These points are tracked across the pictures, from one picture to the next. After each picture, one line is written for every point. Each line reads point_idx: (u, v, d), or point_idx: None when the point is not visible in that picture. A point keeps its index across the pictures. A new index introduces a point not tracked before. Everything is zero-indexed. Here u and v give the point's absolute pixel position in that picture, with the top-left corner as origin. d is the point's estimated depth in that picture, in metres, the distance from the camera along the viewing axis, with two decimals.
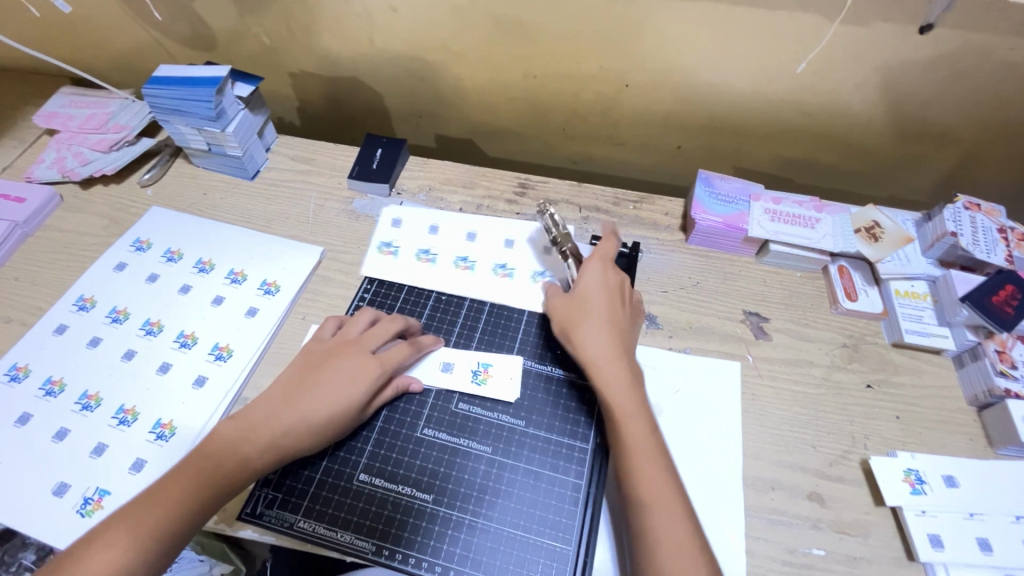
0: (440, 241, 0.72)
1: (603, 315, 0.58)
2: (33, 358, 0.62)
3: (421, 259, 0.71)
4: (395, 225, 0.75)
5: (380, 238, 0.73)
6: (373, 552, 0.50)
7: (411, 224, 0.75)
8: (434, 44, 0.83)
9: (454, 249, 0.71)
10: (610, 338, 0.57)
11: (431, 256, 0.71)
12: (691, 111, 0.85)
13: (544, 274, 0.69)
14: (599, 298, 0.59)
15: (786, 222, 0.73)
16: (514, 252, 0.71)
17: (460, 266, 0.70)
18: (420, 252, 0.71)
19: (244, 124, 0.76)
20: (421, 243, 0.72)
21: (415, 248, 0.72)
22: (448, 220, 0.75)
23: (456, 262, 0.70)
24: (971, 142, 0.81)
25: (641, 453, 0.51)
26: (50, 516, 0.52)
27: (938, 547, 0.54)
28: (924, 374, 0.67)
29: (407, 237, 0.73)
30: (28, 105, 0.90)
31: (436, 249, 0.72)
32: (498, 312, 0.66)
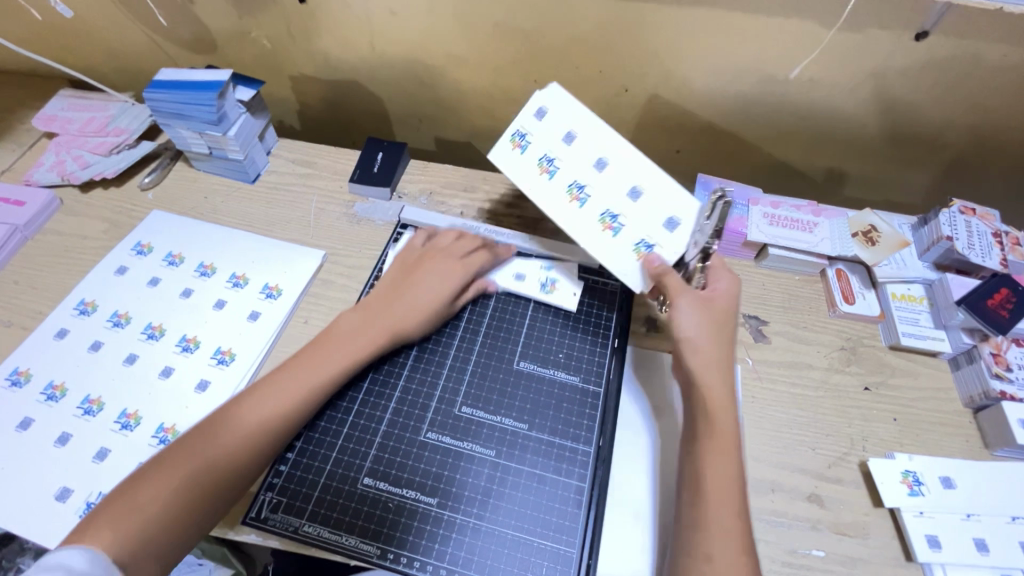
0: (573, 154, 0.63)
1: (722, 330, 0.57)
2: (34, 362, 0.62)
3: (541, 166, 0.64)
4: (540, 114, 0.64)
5: (516, 125, 0.65)
6: (378, 555, 0.50)
7: (557, 107, 0.64)
8: (435, 48, 0.83)
9: (580, 171, 0.63)
10: (720, 354, 0.56)
11: (552, 168, 0.63)
12: (690, 116, 0.86)
13: (649, 245, 0.60)
14: (723, 311, 0.57)
15: (785, 225, 0.74)
16: (637, 205, 0.61)
17: (573, 194, 0.63)
18: (547, 158, 0.63)
19: (245, 128, 0.76)
20: (557, 145, 0.64)
21: (542, 149, 0.64)
22: (592, 137, 0.63)
23: (569, 190, 0.63)
24: (965, 146, 0.82)
25: (722, 478, 0.50)
26: (53, 521, 0.52)
27: (936, 547, 0.55)
28: (921, 377, 0.68)
29: (542, 135, 0.64)
30: (27, 108, 0.89)
31: (562, 163, 0.63)
32: (503, 305, 0.67)
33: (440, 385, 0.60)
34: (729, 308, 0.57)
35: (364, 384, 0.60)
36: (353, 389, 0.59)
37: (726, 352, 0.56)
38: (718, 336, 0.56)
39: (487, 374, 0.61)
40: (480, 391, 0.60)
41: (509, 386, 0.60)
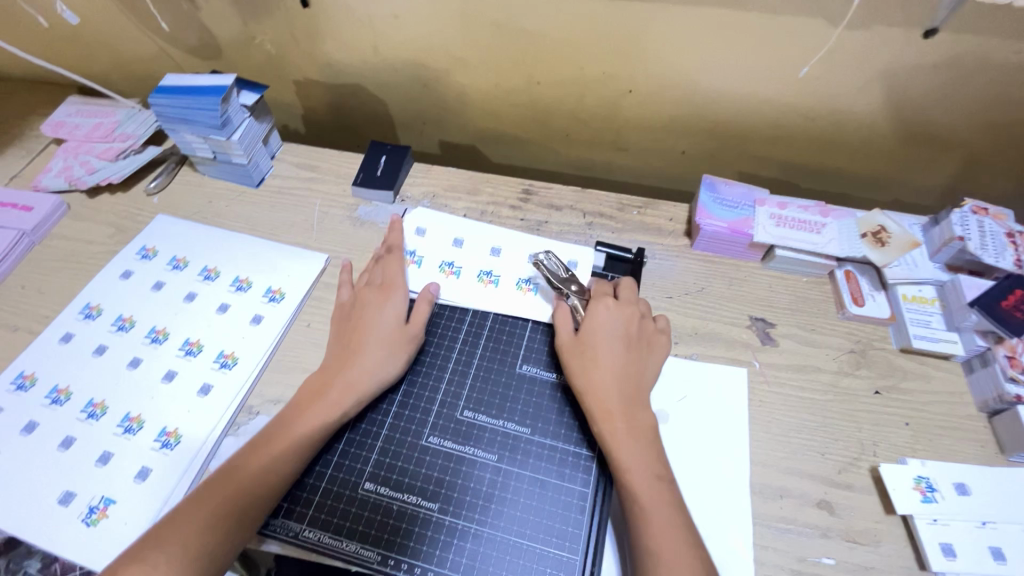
0: (465, 254, 0.70)
1: (605, 357, 0.57)
2: (40, 366, 0.62)
3: (444, 271, 0.69)
4: (420, 233, 0.72)
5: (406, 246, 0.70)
6: (379, 562, 0.50)
7: (436, 231, 0.72)
8: (438, 51, 0.83)
9: (478, 262, 0.70)
10: (613, 379, 0.56)
11: (455, 269, 0.69)
12: (695, 116, 0.85)
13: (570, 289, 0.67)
14: (609, 337, 0.59)
15: (791, 226, 0.73)
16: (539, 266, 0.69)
17: (483, 281, 0.68)
18: (444, 265, 0.69)
19: (249, 133, 0.76)
20: (446, 253, 0.70)
21: (439, 259, 0.70)
22: (478, 235, 0.72)
23: (478, 276, 0.68)
24: (977, 145, 0.80)
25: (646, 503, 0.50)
26: (56, 525, 0.52)
27: (950, 556, 0.53)
28: (933, 380, 0.67)
29: (432, 248, 0.70)
30: (36, 114, 0.90)
31: (461, 262, 0.69)
32: (501, 323, 0.65)
33: (442, 389, 0.60)
34: (609, 332, 0.59)
35: None
36: None
37: (591, 375, 0.57)
38: (590, 364, 0.58)
39: (489, 378, 0.61)
40: (482, 394, 0.59)
41: (512, 390, 0.60)
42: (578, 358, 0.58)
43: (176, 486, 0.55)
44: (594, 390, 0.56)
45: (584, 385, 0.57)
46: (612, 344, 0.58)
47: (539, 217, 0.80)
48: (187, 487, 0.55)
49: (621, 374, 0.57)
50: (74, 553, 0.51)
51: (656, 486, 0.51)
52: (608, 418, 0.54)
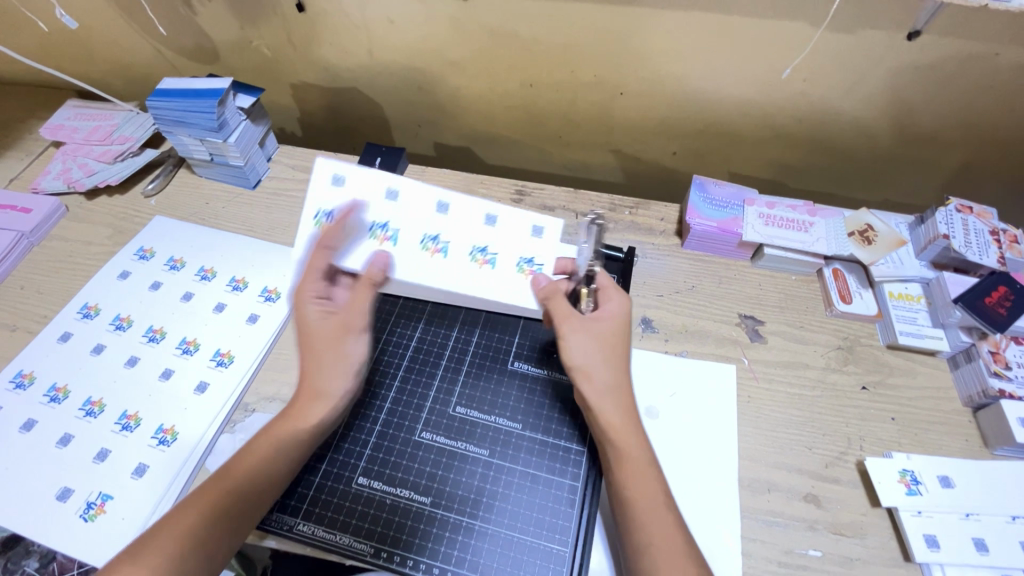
0: (405, 211, 0.59)
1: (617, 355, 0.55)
2: (38, 365, 0.63)
3: (376, 235, 0.58)
4: (337, 184, 0.59)
5: (319, 202, 0.59)
6: (372, 554, 0.50)
7: (359, 184, 0.60)
8: (432, 55, 0.84)
9: (421, 223, 0.59)
10: (621, 379, 0.54)
11: (389, 234, 0.58)
12: (685, 118, 0.86)
13: (534, 262, 0.59)
14: (619, 333, 0.56)
15: (780, 225, 0.74)
16: (500, 232, 0.59)
17: (426, 248, 0.58)
18: (373, 226, 0.58)
19: (245, 135, 0.77)
20: (377, 212, 0.59)
21: (371, 219, 0.59)
22: (415, 196, 0.60)
23: (421, 242, 0.59)
24: (961, 146, 0.82)
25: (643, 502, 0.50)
26: (55, 521, 0.53)
27: (934, 547, 0.54)
28: (919, 376, 0.68)
29: (354, 204, 0.59)
30: (35, 118, 0.91)
31: (397, 224, 0.59)
32: (494, 321, 0.66)
33: (435, 386, 0.61)
34: (619, 330, 0.56)
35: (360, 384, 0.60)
36: None
37: (604, 371, 0.54)
38: (604, 360, 0.55)
39: (482, 375, 0.62)
40: (474, 391, 0.60)
41: (504, 386, 0.61)
42: (592, 352, 0.55)
43: (174, 481, 0.55)
44: (609, 388, 0.54)
45: (593, 380, 0.54)
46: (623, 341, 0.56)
47: None
48: (184, 483, 0.56)
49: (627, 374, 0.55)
50: (73, 548, 0.52)
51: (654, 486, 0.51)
52: (618, 418, 0.53)
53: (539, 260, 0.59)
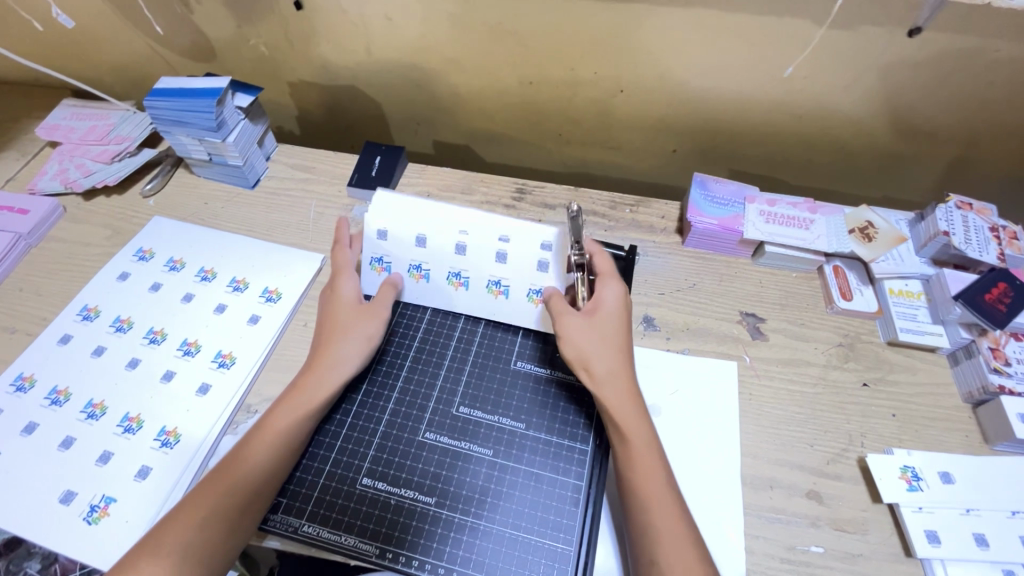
0: (433, 252, 0.65)
1: (615, 344, 0.57)
2: (38, 367, 0.63)
3: (414, 276, 0.66)
4: (381, 238, 0.65)
5: (369, 252, 0.66)
6: (378, 554, 0.51)
7: (396, 234, 0.65)
8: (430, 52, 0.84)
9: (449, 262, 0.65)
10: (622, 363, 0.57)
11: (425, 273, 0.65)
12: (685, 115, 0.86)
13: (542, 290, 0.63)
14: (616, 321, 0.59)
15: (781, 223, 0.74)
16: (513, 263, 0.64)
17: (454, 283, 0.65)
18: (411, 268, 0.66)
19: (244, 134, 0.77)
20: (413, 255, 0.65)
21: (408, 261, 0.65)
22: (442, 237, 0.65)
23: (448, 278, 0.65)
24: (959, 142, 0.82)
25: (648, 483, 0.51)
26: (58, 524, 0.53)
27: (935, 542, 0.55)
28: (919, 372, 0.68)
29: (396, 249, 0.65)
30: (30, 117, 0.91)
31: (430, 265, 0.65)
32: (492, 331, 0.65)
33: (438, 385, 0.61)
34: (618, 313, 0.59)
35: (363, 385, 0.60)
36: (353, 392, 0.60)
37: (603, 357, 0.56)
38: (601, 346, 0.57)
39: (485, 374, 0.62)
40: (477, 391, 0.60)
41: (506, 385, 0.61)
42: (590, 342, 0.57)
43: (177, 483, 0.55)
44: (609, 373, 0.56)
45: (594, 371, 0.56)
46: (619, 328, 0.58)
47: (533, 215, 0.81)
48: (187, 485, 0.56)
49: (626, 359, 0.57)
50: (76, 552, 0.52)
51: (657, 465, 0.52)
52: (620, 401, 0.55)
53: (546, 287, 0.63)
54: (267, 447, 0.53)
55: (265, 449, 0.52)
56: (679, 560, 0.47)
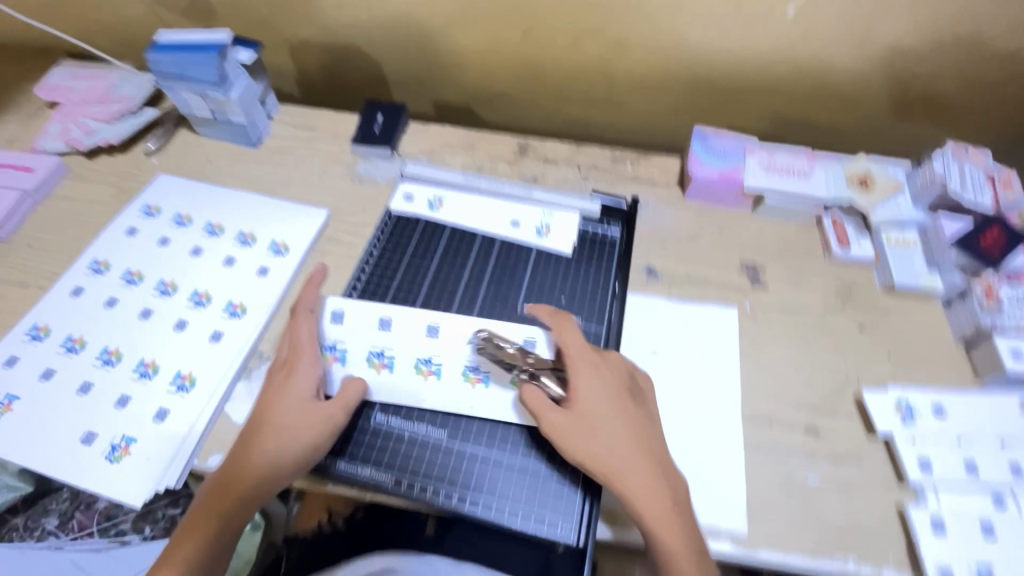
0: (453, 195, 0.74)
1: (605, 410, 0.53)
2: (53, 318, 0.64)
3: (374, 364, 0.59)
4: (338, 321, 0.61)
5: (400, 190, 0.75)
6: (395, 484, 0.53)
7: (365, 313, 0.62)
8: (431, 8, 0.84)
9: (415, 349, 0.60)
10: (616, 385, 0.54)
11: (387, 360, 0.59)
12: (686, 71, 0.86)
13: (546, 225, 0.72)
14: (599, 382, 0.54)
15: (780, 173, 0.76)
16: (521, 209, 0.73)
17: (422, 371, 0.58)
18: (372, 355, 0.59)
19: (246, 91, 0.77)
20: (375, 341, 0.60)
21: (431, 196, 0.74)
22: (409, 320, 0.62)
23: (416, 365, 0.59)
24: (954, 93, 0.83)
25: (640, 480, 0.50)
26: (81, 462, 0.55)
27: (927, 469, 0.57)
28: (914, 316, 0.70)
29: (423, 188, 0.75)
30: (27, 79, 0.90)
31: (394, 351, 0.59)
32: (507, 250, 0.70)
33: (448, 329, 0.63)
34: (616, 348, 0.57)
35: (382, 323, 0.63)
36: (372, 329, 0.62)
37: (598, 403, 0.53)
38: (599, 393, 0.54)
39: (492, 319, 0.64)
40: None
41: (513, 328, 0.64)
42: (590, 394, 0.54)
43: (196, 424, 0.57)
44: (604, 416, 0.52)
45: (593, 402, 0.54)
46: (604, 389, 0.54)
47: (535, 170, 0.82)
48: (206, 426, 0.57)
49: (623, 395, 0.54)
50: (101, 487, 0.53)
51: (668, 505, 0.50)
52: (619, 443, 0.51)
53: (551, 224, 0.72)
54: (291, 421, 0.52)
55: (286, 423, 0.52)
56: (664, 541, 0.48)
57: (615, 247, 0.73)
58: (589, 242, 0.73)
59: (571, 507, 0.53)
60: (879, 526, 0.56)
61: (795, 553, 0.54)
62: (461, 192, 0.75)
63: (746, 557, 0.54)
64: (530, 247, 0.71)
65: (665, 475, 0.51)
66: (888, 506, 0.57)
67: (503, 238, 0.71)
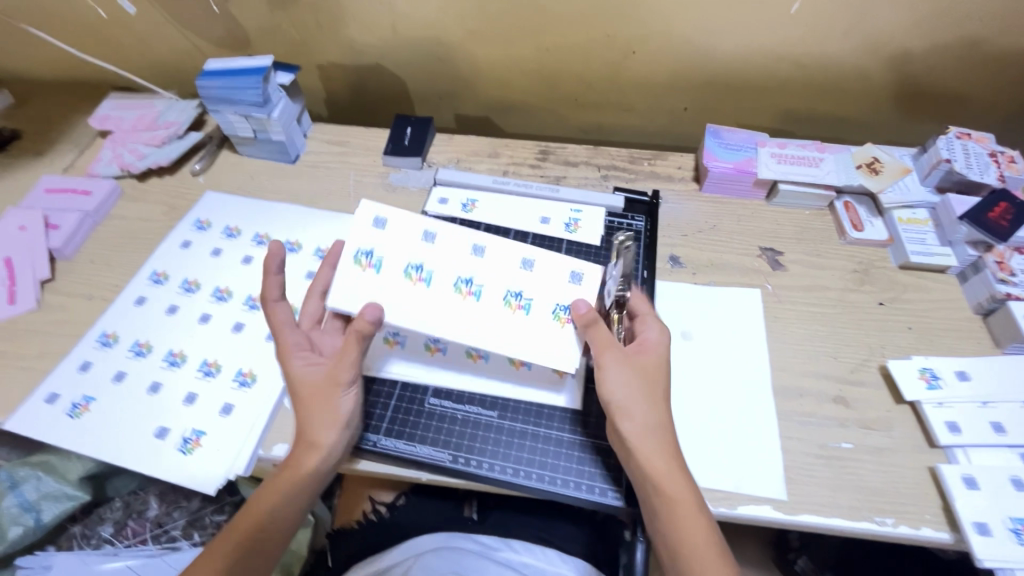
0: (484, 196, 0.80)
1: (656, 376, 0.56)
2: (120, 325, 0.68)
3: (411, 278, 0.58)
4: (378, 226, 0.60)
5: (435, 194, 0.80)
6: (451, 460, 0.57)
7: (411, 227, 0.60)
8: (452, 28, 0.89)
9: (456, 266, 0.60)
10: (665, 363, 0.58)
11: (424, 276, 0.59)
12: (695, 73, 0.91)
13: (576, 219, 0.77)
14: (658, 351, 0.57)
15: (792, 162, 0.80)
16: (551, 206, 0.78)
17: (460, 292, 0.58)
18: (411, 267, 0.59)
19: (286, 111, 0.82)
20: (414, 254, 0.59)
21: (463, 198, 0.79)
22: (457, 240, 0.61)
23: (456, 285, 0.59)
24: (954, 81, 0.87)
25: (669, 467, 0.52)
26: (155, 455, 0.59)
27: (956, 431, 0.60)
28: (930, 290, 0.73)
29: (456, 191, 0.80)
30: (79, 113, 0.97)
31: (430, 267, 0.59)
32: (540, 244, 0.75)
33: None
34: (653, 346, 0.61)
35: None
36: None
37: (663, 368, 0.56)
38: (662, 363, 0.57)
39: None
40: None
41: None
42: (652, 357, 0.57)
43: (260, 417, 0.61)
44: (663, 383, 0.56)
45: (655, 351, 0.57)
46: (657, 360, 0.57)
47: (558, 172, 0.86)
48: (268, 418, 0.61)
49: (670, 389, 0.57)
50: (176, 477, 0.57)
51: (685, 479, 0.51)
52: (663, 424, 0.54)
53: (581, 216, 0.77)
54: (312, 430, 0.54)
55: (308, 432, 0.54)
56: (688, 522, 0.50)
57: (641, 237, 0.77)
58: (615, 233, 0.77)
59: (617, 476, 0.57)
60: (913, 487, 0.58)
61: (834, 515, 0.56)
62: (492, 193, 0.80)
63: (787, 521, 0.56)
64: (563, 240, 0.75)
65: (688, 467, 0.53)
66: (920, 468, 0.59)
67: (536, 233, 0.76)
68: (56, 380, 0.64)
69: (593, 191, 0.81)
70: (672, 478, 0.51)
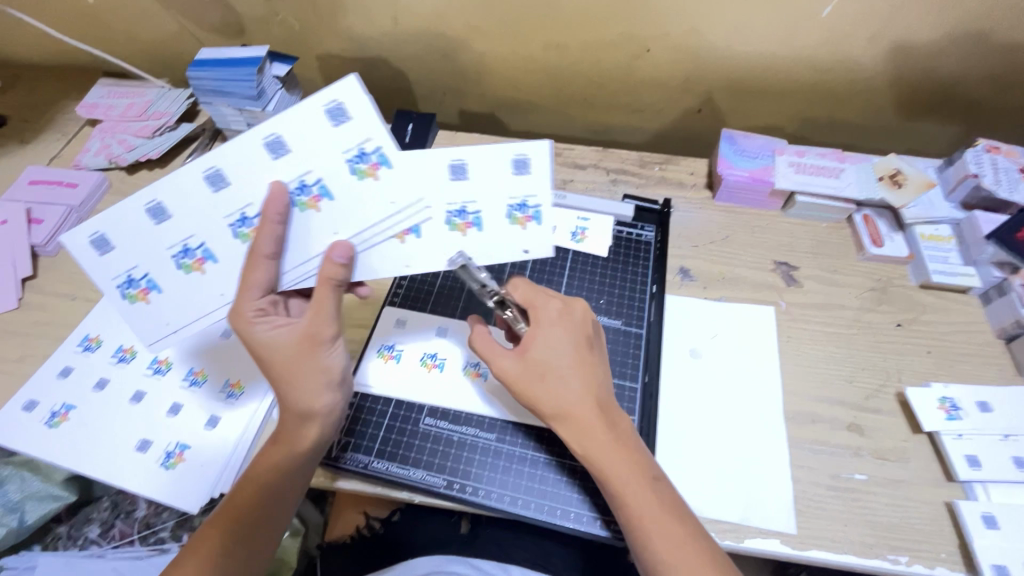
0: None
1: (561, 361, 0.51)
2: (103, 329, 0.66)
3: (307, 203, 0.51)
4: (103, 248, 0.51)
5: None
6: (445, 486, 0.55)
7: (134, 219, 0.50)
8: (457, 21, 0.85)
9: (334, 149, 0.50)
10: (577, 354, 0.51)
11: (319, 192, 0.50)
12: (710, 75, 0.87)
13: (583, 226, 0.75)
14: (556, 323, 0.52)
15: (810, 172, 0.76)
16: (558, 213, 0.77)
17: (365, 171, 0.51)
18: (180, 256, 0.52)
19: (281, 105, 0.78)
20: (170, 238, 0.51)
21: None
22: (122, 217, 0.50)
23: (236, 232, 0.51)
24: (983, 90, 0.83)
25: (619, 471, 0.48)
26: (137, 470, 0.56)
27: (976, 466, 0.57)
28: (951, 311, 0.70)
29: None
30: (66, 99, 0.93)
31: (316, 174, 0.50)
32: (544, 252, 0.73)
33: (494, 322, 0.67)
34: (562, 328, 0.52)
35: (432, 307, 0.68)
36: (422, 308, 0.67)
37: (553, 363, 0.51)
38: (559, 353, 0.51)
39: None
40: None
41: None
42: (546, 341, 0.51)
43: (247, 430, 0.58)
44: (570, 381, 0.50)
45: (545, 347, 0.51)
46: (562, 339, 0.52)
47: (564, 176, 0.83)
48: (256, 432, 0.59)
49: (589, 376, 0.51)
50: (158, 493, 0.55)
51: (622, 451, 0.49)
52: (590, 428, 0.49)
53: (587, 224, 0.75)
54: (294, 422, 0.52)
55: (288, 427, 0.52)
56: (649, 520, 0.47)
57: (650, 248, 0.74)
58: (624, 243, 0.74)
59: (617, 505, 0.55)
60: (929, 523, 0.55)
61: (845, 551, 0.54)
62: None
63: (796, 556, 0.54)
64: (569, 248, 0.74)
65: (645, 467, 0.49)
66: (936, 503, 0.57)
67: None
68: (35, 387, 0.61)
69: (601, 199, 0.78)
70: (613, 472, 0.48)
